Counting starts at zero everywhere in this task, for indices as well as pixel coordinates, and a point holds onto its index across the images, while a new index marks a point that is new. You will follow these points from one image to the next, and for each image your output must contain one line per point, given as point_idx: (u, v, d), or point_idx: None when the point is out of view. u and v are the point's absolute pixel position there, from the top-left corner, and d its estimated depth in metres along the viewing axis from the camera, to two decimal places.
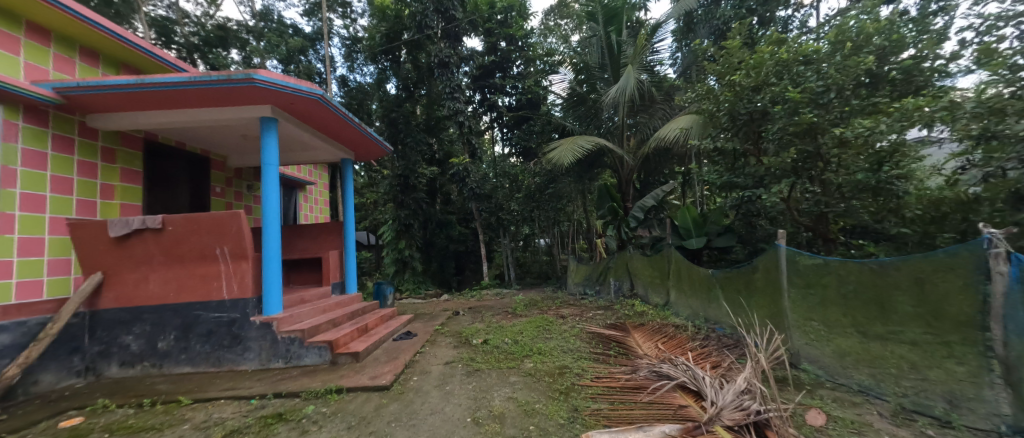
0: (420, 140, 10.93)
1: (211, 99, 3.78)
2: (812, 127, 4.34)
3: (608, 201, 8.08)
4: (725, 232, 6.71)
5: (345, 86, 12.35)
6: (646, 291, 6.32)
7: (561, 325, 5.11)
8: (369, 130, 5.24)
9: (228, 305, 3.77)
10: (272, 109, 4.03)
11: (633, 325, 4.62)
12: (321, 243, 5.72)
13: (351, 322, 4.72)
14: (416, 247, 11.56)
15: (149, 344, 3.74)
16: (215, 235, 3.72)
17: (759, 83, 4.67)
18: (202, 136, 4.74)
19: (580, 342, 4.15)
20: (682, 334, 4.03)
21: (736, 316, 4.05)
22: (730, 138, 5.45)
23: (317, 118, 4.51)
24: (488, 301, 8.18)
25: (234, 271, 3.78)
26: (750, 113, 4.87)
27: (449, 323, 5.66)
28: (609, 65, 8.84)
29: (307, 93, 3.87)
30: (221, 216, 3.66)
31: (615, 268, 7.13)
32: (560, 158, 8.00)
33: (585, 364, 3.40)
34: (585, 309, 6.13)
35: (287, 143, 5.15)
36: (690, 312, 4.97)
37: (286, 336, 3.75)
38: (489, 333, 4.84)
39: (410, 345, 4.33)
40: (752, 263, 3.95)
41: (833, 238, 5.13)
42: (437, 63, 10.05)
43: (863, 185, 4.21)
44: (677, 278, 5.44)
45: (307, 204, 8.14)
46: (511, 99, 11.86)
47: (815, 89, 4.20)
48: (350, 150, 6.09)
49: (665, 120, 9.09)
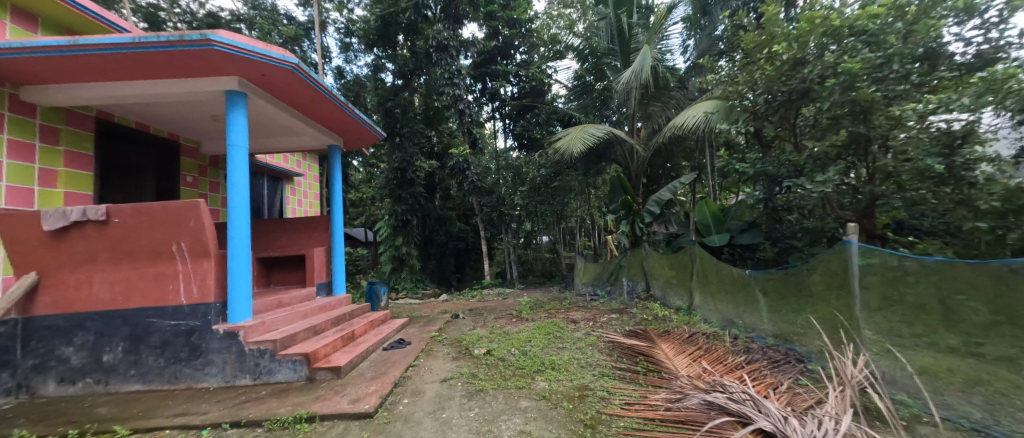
0: (418, 131, 10.34)
1: (165, 68, 3.20)
2: (868, 104, 3.81)
3: (622, 194, 7.31)
4: (749, 228, 6.15)
5: (341, 77, 11.79)
6: (664, 293, 5.77)
7: (573, 332, 4.52)
8: (358, 112, 4.64)
9: (186, 311, 3.20)
10: (240, 82, 3.43)
11: (657, 332, 4.05)
12: (305, 239, 5.16)
13: (335, 329, 4.15)
14: (414, 244, 10.99)
15: (92, 357, 3.17)
16: (171, 229, 3.16)
17: (800, 58, 4.08)
18: (166, 116, 4.17)
19: (600, 354, 3.57)
20: (720, 346, 3.45)
21: (780, 325, 3.55)
22: (765, 123, 4.86)
23: (295, 96, 3.93)
24: (489, 302, 7.60)
25: (193, 272, 3.21)
26: (789, 92, 4.29)
27: (448, 328, 5.06)
28: (619, 50, 8.20)
29: (279, 62, 3.26)
30: (177, 206, 3.09)
31: (627, 266, 6.55)
32: (568, 148, 7.40)
33: (610, 384, 2.84)
34: (597, 313, 5.55)
35: (265, 125, 4.58)
36: (721, 317, 4.42)
37: (254, 348, 3.19)
38: (492, 341, 4.26)
39: (402, 356, 3.75)
40: (809, 263, 3.32)
41: (879, 235, 4.57)
42: (435, 47, 9.38)
43: (927, 173, 3.67)
44: (702, 278, 4.91)
45: (295, 197, 7.56)
46: (513, 88, 11.33)
47: (874, 60, 3.65)
48: (338, 136, 5.51)
49: (679, 109, 8.54)
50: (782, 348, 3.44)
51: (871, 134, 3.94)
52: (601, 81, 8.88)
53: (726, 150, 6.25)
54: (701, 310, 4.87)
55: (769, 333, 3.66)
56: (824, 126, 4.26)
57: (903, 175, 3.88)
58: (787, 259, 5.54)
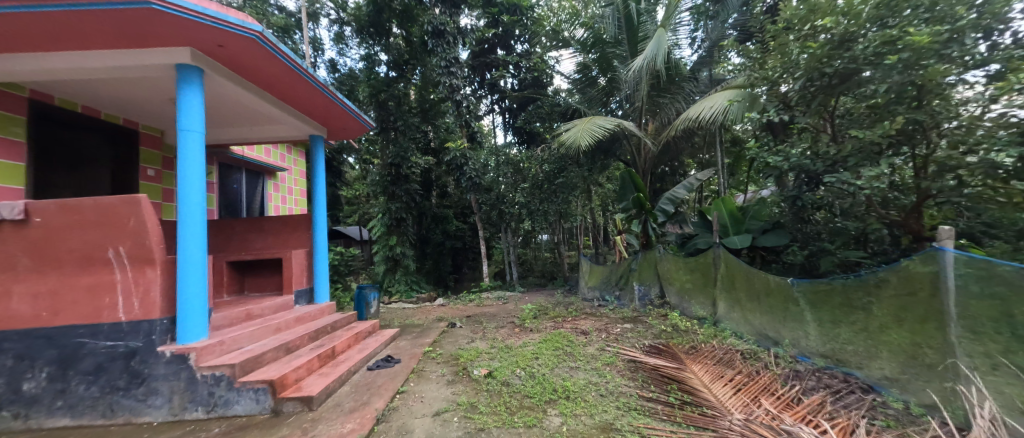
0: (412, 124, 9.78)
1: (98, 36, 2.65)
2: (928, 87, 3.32)
3: (633, 191, 6.73)
4: (772, 228, 5.67)
5: (334, 70, 11.22)
6: (681, 299, 5.28)
7: (584, 346, 3.98)
8: (339, 95, 4.10)
9: (124, 330, 2.64)
10: (192, 54, 2.88)
11: (681, 349, 3.55)
12: (283, 241, 4.61)
13: (313, 344, 3.61)
14: (408, 244, 10.46)
15: (9, 386, 2.61)
16: (106, 230, 2.62)
17: (852, 32, 3.56)
18: (117, 98, 3.62)
19: (620, 378, 3.05)
20: (763, 372, 2.94)
21: (831, 346, 3.08)
22: (798, 112, 4.38)
23: (263, 74, 3.37)
24: (489, 308, 7.06)
25: (134, 282, 2.65)
26: (832, 76, 3.80)
27: (443, 340, 4.50)
28: (626, 38, 7.70)
29: (237, 29, 2.71)
30: (113, 202, 2.57)
31: (639, 269, 6.05)
32: (575, 141, 6.88)
33: (640, 422, 2.31)
34: (609, 322, 5.04)
35: (234, 111, 4.04)
36: (755, 331, 3.92)
37: (208, 375, 2.64)
38: (493, 359, 3.70)
39: (389, 380, 3.19)
40: (873, 274, 2.80)
41: (928, 237, 4.06)
42: (431, 34, 8.72)
43: (997, 167, 3.18)
44: (728, 286, 4.42)
45: (279, 193, 7.01)
46: (514, 79, 10.80)
47: (940, 34, 3.12)
48: (322, 126, 4.97)
49: (689, 101, 8.04)
50: (836, 372, 2.99)
51: (933, 120, 3.42)
52: (606, 74, 8.38)
53: (752, 142, 5.79)
54: (728, 320, 4.37)
55: (818, 353, 3.17)
56: (873, 112, 3.76)
57: (969, 169, 3.37)
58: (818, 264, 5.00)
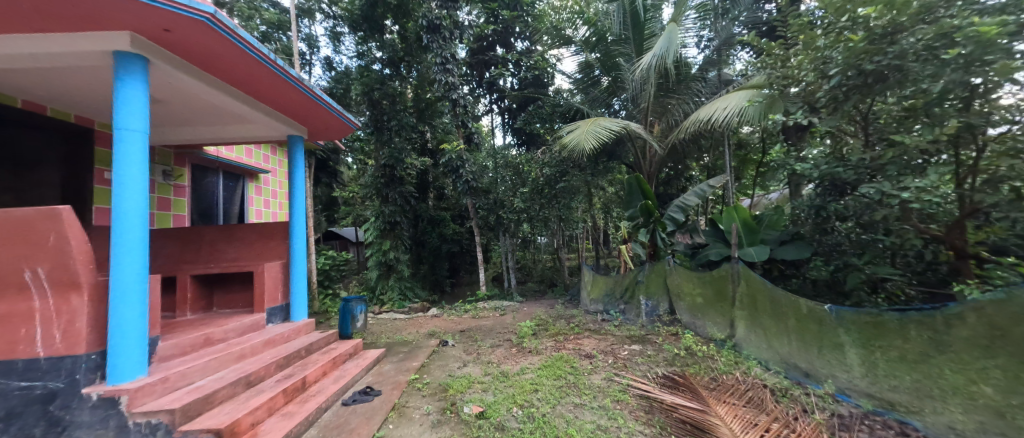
0: (406, 124, 9.31)
1: (13, 17, 2.18)
2: (988, 86, 2.91)
3: (640, 198, 6.28)
4: (790, 240, 5.27)
5: (329, 68, 10.77)
6: (693, 317, 4.87)
7: (589, 375, 3.53)
8: (315, 89, 3.69)
9: (42, 368, 2.18)
10: (133, 39, 2.43)
11: (700, 382, 3.11)
12: (258, 251, 4.18)
13: (283, 373, 3.20)
14: (403, 248, 10.03)
15: None
16: (20, 249, 2.17)
17: (899, 24, 3.15)
18: (59, 92, 3.16)
19: (633, 422, 2.63)
20: (806, 422, 2.49)
21: (883, 388, 2.73)
22: (824, 115, 3.98)
23: (226, 64, 2.95)
24: (485, 320, 6.63)
25: (54, 311, 2.21)
26: (871, 75, 3.39)
27: (432, 364, 4.06)
28: (631, 35, 7.33)
29: (184, 10, 2.26)
30: (28, 215, 2.12)
31: (646, 282, 5.58)
32: (578, 144, 6.45)
33: None
34: (615, 342, 4.63)
35: (198, 106, 3.60)
36: (784, 361, 3.49)
37: (142, 423, 2.21)
38: (488, 391, 3.25)
39: (364, 420, 2.76)
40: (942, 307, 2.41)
41: (973, 255, 3.61)
42: (426, 28, 8.25)
43: None
44: (747, 305, 4.01)
45: (261, 197, 6.58)
46: (514, 78, 10.34)
47: (1011, 22, 2.67)
48: (302, 126, 4.55)
49: (699, 103, 7.64)
50: (889, 419, 2.66)
51: (986, 123, 3.02)
52: (609, 74, 7.98)
53: (779, 147, 5.35)
54: (748, 345, 3.94)
55: (863, 392, 2.85)
56: (907, 113, 3.44)
57: None
58: (844, 281, 4.58)
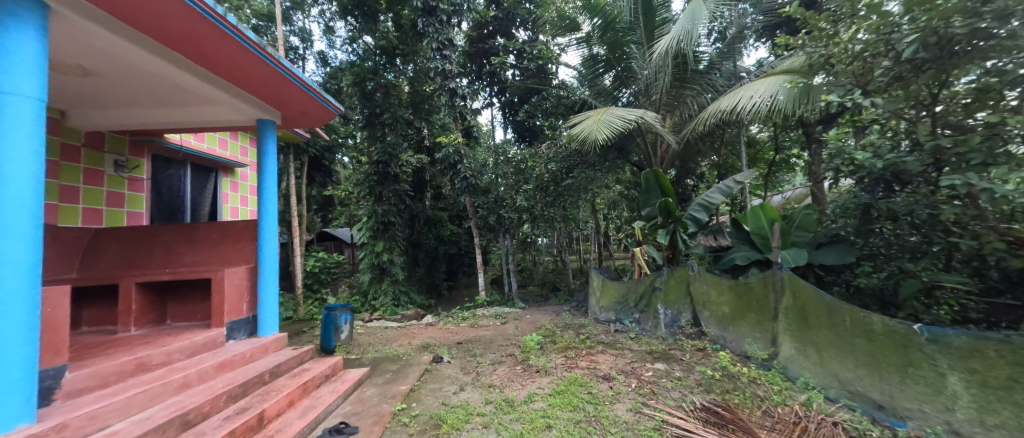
0: (400, 117, 8.72)
1: None
2: None
3: (659, 196, 5.67)
4: (828, 243, 4.73)
5: (323, 64, 10.13)
6: (722, 331, 4.28)
7: (611, 405, 2.93)
8: (284, 62, 3.12)
9: None
10: None
11: (754, 420, 2.54)
12: (221, 254, 3.61)
13: (239, 405, 2.61)
14: (397, 250, 9.41)
15: None
16: None
17: None
18: None
19: None
20: None
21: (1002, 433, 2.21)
22: (880, 98, 3.45)
23: (161, 19, 2.34)
24: (484, 330, 6.03)
25: None
26: (954, 42, 2.82)
27: (423, 388, 3.44)
28: (641, 23, 6.83)
29: None
30: None
31: (664, 289, 4.97)
32: (590, 135, 5.86)
33: None
34: (634, 359, 4.04)
35: (144, 80, 3.02)
36: (848, 389, 2.94)
37: None
38: (490, 428, 2.64)
39: None
40: None
41: None
42: (421, 12, 7.64)
43: None
44: (794, 319, 3.45)
45: (236, 193, 5.98)
46: (515, 69, 9.70)
47: None
48: (275, 110, 3.97)
49: (715, 92, 7.00)
50: None
51: None
52: (617, 67, 7.44)
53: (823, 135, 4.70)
54: (800, 368, 3.32)
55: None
56: (977, 93, 2.93)
57: None
58: (897, 290, 4.01)
